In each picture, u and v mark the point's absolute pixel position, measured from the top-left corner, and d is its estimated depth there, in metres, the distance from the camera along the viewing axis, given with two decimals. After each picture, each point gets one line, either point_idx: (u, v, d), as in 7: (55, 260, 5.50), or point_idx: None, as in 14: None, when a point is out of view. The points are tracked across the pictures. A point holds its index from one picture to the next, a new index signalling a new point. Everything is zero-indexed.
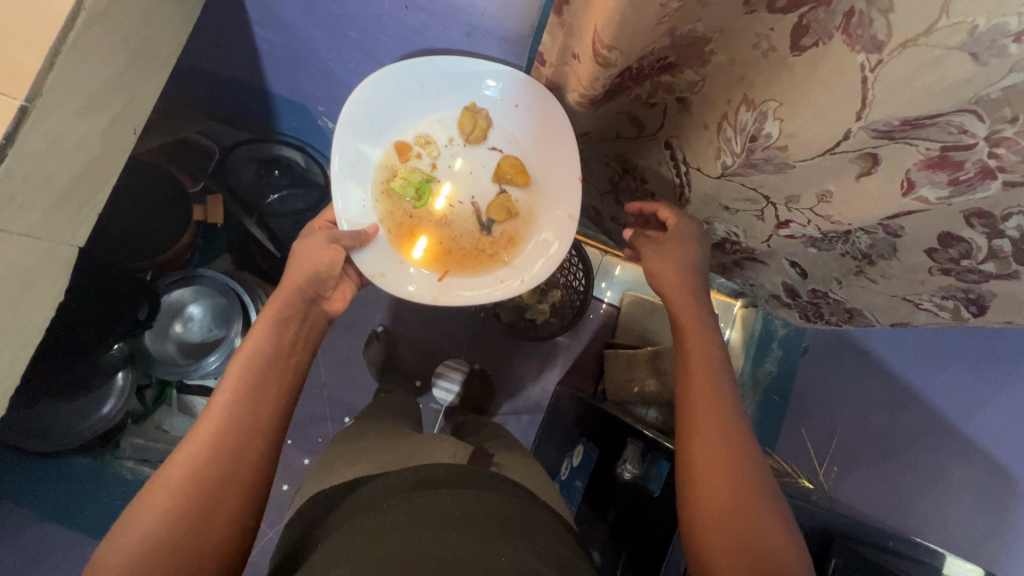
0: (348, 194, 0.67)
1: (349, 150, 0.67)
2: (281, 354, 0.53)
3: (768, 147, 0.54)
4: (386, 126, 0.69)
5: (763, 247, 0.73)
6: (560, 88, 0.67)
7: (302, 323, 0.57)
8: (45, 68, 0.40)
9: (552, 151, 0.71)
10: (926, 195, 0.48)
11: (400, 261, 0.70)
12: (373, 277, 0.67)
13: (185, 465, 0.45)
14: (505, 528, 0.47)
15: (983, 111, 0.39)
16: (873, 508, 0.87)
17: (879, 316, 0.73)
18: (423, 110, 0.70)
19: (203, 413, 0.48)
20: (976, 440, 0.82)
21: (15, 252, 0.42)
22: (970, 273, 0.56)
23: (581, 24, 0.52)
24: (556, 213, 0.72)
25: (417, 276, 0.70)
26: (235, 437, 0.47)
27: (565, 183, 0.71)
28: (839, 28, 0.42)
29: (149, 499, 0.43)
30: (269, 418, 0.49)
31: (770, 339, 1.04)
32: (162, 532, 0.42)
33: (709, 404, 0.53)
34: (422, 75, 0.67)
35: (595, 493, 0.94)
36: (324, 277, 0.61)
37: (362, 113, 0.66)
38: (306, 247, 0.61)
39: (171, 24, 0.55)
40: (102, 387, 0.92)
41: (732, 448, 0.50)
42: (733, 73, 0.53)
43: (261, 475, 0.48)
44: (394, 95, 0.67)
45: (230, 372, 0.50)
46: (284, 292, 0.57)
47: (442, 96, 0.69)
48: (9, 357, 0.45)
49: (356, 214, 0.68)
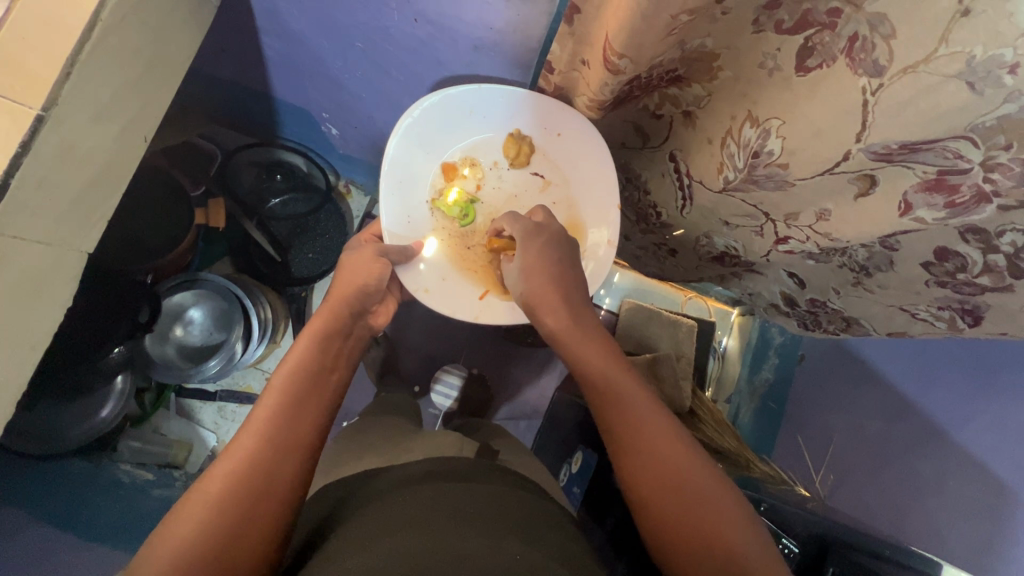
0: (398, 211, 0.73)
1: (401, 168, 0.73)
2: (325, 370, 0.54)
3: (770, 164, 0.55)
4: (436, 147, 0.75)
5: (762, 260, 0.75)
6: (568, 93, 0.69)
7: (345, 339, 0.60)
8: (63, 78, 0.41)
9: (593, 176, 0.74)
10: (923, 217, 0.50)
11: (443, 277, 0.74)
12: (416, 293, 0.71)
13: (223, 478, 0.45)
14: (521, 527, 0.46)
15: (977, 138, 0.41)
16: (867, 515, 0.84)
17: (877, 325, 0.74)
18: (470, 134, 0.75)
19: (244, 425, 0.49)
20: (968, 449, 0.75)
21: (28, 258, 0.43)
22: (965, 286, 0.57)
23: (594, 34, 0.54)
24: (597, 240, 0.74)
25: (460, 294, 0.74)
26: (269, 452, 0.47)
27: (606, 211, 0.73)
28: (842, 52, 0.44)
29: (185, 511, 0.44)
30: (304, 434, 0.49)
31: (768, 346, 1.13)
32: (195, 543, 0.42)
33: (640, 433, 0.50)
34: (470, 101, 0.72)
35: (593, 498, 0.94)
36: (370, 292, 0.65)
37: (415, 135, 0.72)
38: (355, 262, 0.67)
39: (184, 33, 0.56)
40: (101, 390, 0.93)
41: (674, 468, 0.48)
42: (737, 90, 0.56)
43: (298, 492, 0.48)
44: (444, 119, 0.73)
45: (274, 387, 0.51)
46: (331, 304, 0.61)
47: (488, 120, 0.74)
48: (19, 359, 0.45)
49: (401, 229, 0.74)
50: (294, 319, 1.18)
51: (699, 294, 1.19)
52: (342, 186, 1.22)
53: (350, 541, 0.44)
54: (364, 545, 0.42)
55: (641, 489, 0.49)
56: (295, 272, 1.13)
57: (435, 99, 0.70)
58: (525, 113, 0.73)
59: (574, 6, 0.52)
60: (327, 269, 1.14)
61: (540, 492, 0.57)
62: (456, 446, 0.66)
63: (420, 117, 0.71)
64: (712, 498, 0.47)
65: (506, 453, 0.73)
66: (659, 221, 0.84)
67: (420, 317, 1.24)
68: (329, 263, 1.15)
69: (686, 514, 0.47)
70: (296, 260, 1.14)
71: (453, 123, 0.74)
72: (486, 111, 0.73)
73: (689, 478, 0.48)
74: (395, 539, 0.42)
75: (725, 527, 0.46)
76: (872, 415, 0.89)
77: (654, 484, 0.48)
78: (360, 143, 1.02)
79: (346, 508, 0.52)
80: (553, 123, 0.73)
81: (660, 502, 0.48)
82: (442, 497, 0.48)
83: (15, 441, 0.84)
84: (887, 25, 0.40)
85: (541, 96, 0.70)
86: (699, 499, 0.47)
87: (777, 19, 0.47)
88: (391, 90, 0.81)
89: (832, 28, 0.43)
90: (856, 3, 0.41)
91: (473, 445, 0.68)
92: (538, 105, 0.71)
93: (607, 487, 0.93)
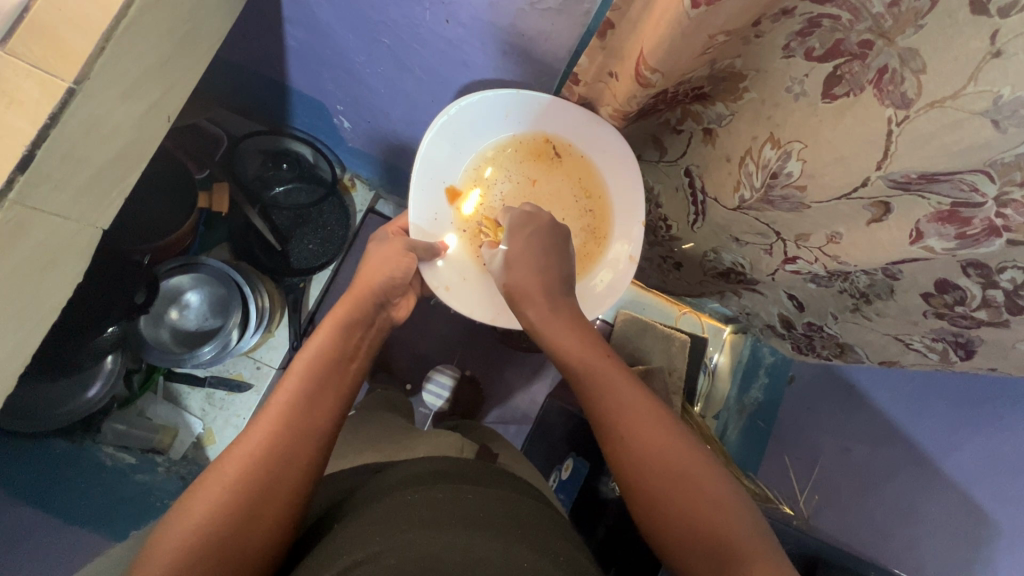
0: (427, 208, 0.74)
1: (430, 169, 0.73)
2: (345, 356, 0.56)
3: (787, 185, 0.57)
4: (466, 148, 0.75)
5: (767, 279, 0.76)
6: (592, 104, 0.70)
7: (367, 329, 0.61)
8: (97, 52, 0.41)
9: (623, 194, 0.75)
10: (933, 245, 0.51)
11: (462, 278, 0.76)
12: (437, 290, 0.73)
13: (240, 460, 0.45)
14: (527, 534, 0.45)
15: (994, 172, 0.42)
16: (850, 537, 0.86)
17: (870, 352, 0.76)
18: (504, 137, 0.76)
19: (263, 409, 0.49)
20: (955, 477, 0.77)
21: (44, 229, 0.42)
22: (962, 319, 0.58)
23: (626, 46, 0.54)
24: (618, 253, 0.76)
25: (477, 298, 0.76)
26: (291, 438, 0.47)
27: (631, 228, 0.75)
28: (871, 82, 0.45)
29: (202, 491, 0.44)
30: (321, 422, 0.50)
31: (758, 366, 1.13)
32: (208, 525, 0.42)
33: (653, 463, 0.50)
34: (508, 107, 0.71)
35: (584, 508, 0.96)
36: (395, 284, 0.66)
37: (448, 132, 0.71)
38: (384, 252, 0.67)
39: (214, 18, 0.56)
40: (89, 369, 0.91)
41: (696, 480, 0.49)
42: (759, 111, 0.57)
43: (312, 480, 0.48)
44: (478, 122, 0.72)
45: (294, 370, 0.52)
46: (356, 295, 0.62)
47: (516, 126, 0.75)
48: (25, 332, 0.44)
49: (426, 224, 0.74)
50: (289, 309, 1.15)
51: (694, 309, 1.20)
52: (347, 179, 1.20)
53: (356, 535, 0.44)
54: (379, 537, 0.42)
55: (658, 502, 0.49)
56: (293, 264, 1.12)
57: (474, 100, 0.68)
58: (553, 126, 0.74)
59: (609, 21, 0.53)
60: (326, 262, 1.14)
61: (536, 494, 0.57)
62: (458, 446, 0.66)
63: (453, 120, 0.70)
64: (737, 522, 0.47)
65: (503, 455, 0.73)
66: (667, 234, 0.85)
67: (417, 312, 1.23)
68: (330, 256, 1.14)
69: (717, 523, 0.46)
70: (296, 251, 1.12)
71: (485, 122, 0.73)
72: (522, 115, 0.73)
73: (704, 484, 0.48)
74: (405, 537, 0.41)
75: (749, 538, 0.46)
76: (861, 438, 0.90)
77: (675, 510, 0.48)
78: (371, 139, 1.02)
79: (353, 499, 0.52)
80: (586, 133, 0.72)
81: (673, 522, 0.48)
82: (455, 499, 0.47)
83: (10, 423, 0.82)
84: (917, 60, 0.41)
85: (581, 109, 0.70)
86: (721, 521, 0.47)
87: (808, 46, 0.48)
88: (411, 88, 0.81)
89: (863, 58, 0.45)
90: (889, 36, 0.42)
91: (473, 448, 0.69)
92: (571, 121, 0.72)
93: (600, 497, 0.95)
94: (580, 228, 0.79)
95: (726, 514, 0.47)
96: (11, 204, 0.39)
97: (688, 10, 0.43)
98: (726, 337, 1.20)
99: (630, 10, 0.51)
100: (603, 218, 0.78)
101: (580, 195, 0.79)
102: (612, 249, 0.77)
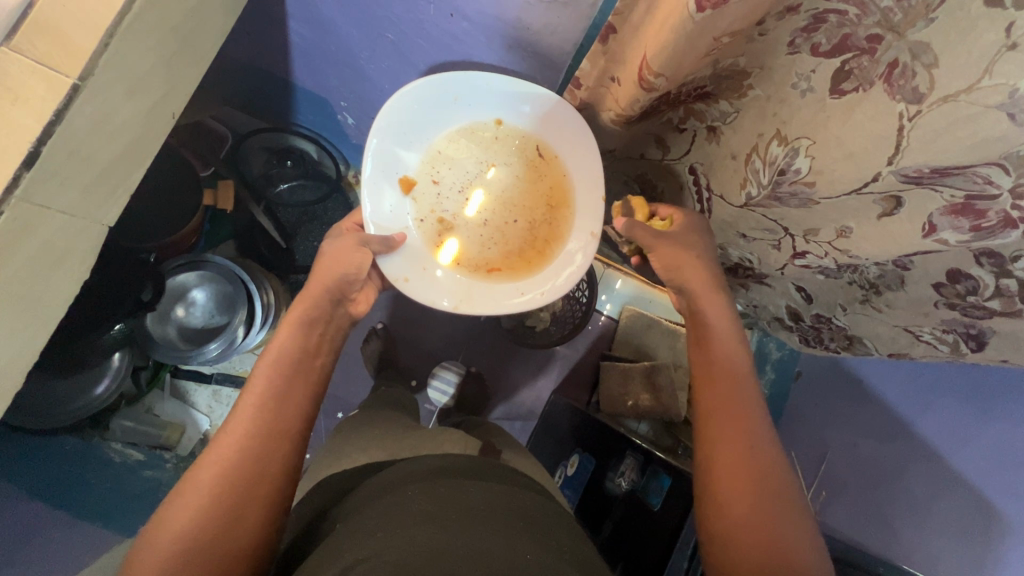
0: (381, 203, 0.67)
1: (380, 159, 0.66)
2: (308, 354, 0.55)
3: (796, 181, 0.56)
4: (419, 136, 0.68)
5: (776, 273, 0.76)
6: (592, 107, 0.69)
7: (328, 325, 0.58)
8: (101, 48, 0.41)
9: (575, 172, 0.69)
10: (946, 238, 0.50)
11: (425, 268, 0.69)
12: (396, 282, 0.65)
13: (217, 466, 0.46)
14: (529, 525, 0.45)
15: (1010, 165, 0.41)
16: (860, 533, 0.86)
17: (879, 345, 0.75)
18: (457, 123, 0.69)
19: (231, 414, 0.49)
20: (965, 474, 0.76)
21: (50, 227, 0.42)
22: (974, 309, 0.58)
23: (628, 54, 0.54)
24: (581, 228, 0.69)
25: (440, 287, 0.69)
26: (264, 440, 0.48)
27: (590, 204, 0.69)
28: (881, 77, 0.45)
29: (181, 499, 0.45)
30: (292, 420, 0.50)
31: (764, 361, 1.14)
32: (192, 530, 0.43)
33: (732, 432, 0.53)
34: (455, 89, 0.66)
35: (592, 502, 0.99)
36: (353, 279, 0.61)
37: (394, 119, 0.65)
38: (335, 251, 0.61)
39: (216, 17, 0.56)
40: (99, 366, 0.91)
41: (755, 457, 0.52)
42: (765, 108, 0.56)
43: (289, 475, 0.49)
44: (428, 107, 0.66)
45: (258, 373, 0.52)
46: (310, 291, 0.58)
47: (473, 108, 0.68)
48: (32, 330, 0.44)
49: (384, 217, 0.67)
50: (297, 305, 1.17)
51: None
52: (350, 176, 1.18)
53: (360, 532, 0.44)
54: (394, 529, 0.42)
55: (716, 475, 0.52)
56: (298, 261, 1.12)
57: (418, 87, 0.63)
58: (510, 105, 0.68)
59: (611, 25, 0.53)
60: None
61: (539, 489, 0.57)
62: (462, 442, 0.66)
63: (399, 106, 0.64)
64: (780, 502, 0.50)
65: (507, 451, 0.72)
66: None
67: (422, 308, 1.23)
68: None
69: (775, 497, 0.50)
70: (301, 247, 1.12)
71: (436, 108, 0.67)
72: (476, 97, 0.67)
73: (764, 464, 0.51)
74: (404, 532, 0.42)
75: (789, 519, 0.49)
76: (868, 433, 0.90)
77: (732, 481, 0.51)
78: None
79: (352, 498, 0.52)
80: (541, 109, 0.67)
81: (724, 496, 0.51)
82: (464, 493, 0.48)
83: (18, 416, 0.81)
84: (929, 54, 0.40)
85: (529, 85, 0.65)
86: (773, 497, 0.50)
87: (814, 41, 0.47)
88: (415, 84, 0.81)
89: (872, 53, 0.44)
90: (899, 30, 0.42)
91: (477, 443, 0.67)
92: (527, 100, 0.66)
93: (608, 493, 0.97)
94: (540, 212, 0.72)
95: (776, 492, 0.50)
96: (16, 200, 0.39)
97: (692, 17, 0.42)
98: None
99: (632, 15, 0.51)
100: (565, 194, 0.71)
101: (535, 175, 0.72)
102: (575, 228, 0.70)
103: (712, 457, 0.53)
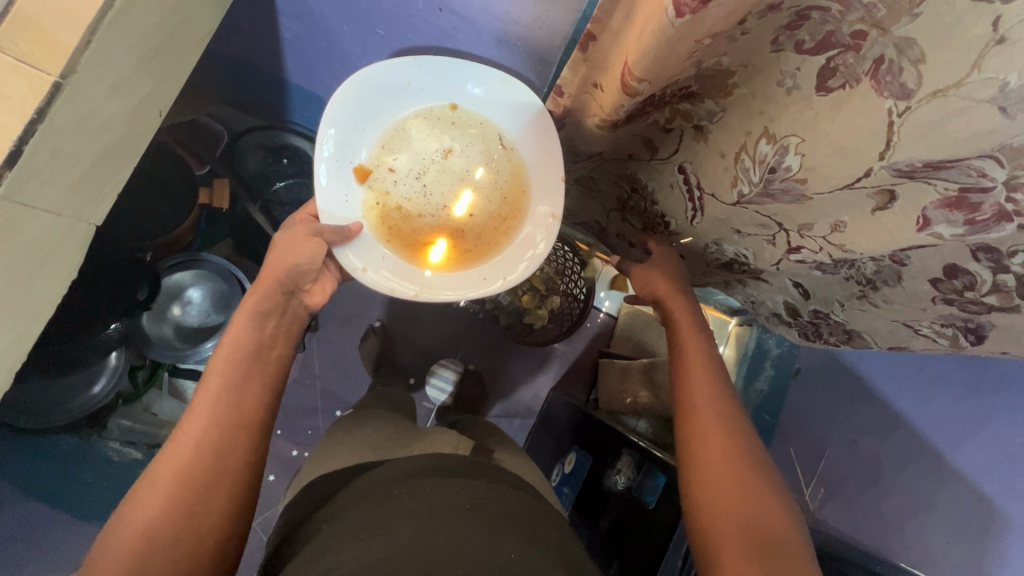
0: (336, 191, 0.66)
1: (332, 147, 0.64)
2: (263, 347, 0.56)
3: (786, 179, 0.55)
4: (372, 123, 0.66)
5: (771, 268, 0.75)
6: (576, 114, 0.68)
7: (283, 317, 0.60)
8: (83, 46, 0.41)
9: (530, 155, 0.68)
10: (941, 232, 0.50)
11: (384, 256, 0.68)
12: (353, 271, 0.64)
13: (176, 462, 0.46)
14: (516, 522, 0.45)
15: (1003, 157, 0.40)
16: (860, 532, 0.86)
17: (878, 339, 0.75)
18: (409, 109, 0.67)
19: (189, 411, 0.50)
20: (965, 469, 0.78)
21: (36, 227, 0.42)
22: (972, 305, 0.57)
23: (610, 59, 0.54)
24: (541, 211, 0.69)
25: (399, 275, 0.67)
26: (224, 433, 0.49)
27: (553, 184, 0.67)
28: (866, 73, 0.44)
29: (141, 499, 0.45)
30: (251, 413, 0.51)
31: (763, 358, 1.07)
32: (154, 527, 0.44)
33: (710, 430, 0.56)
34: (405, 73, 0.64)
35: (589, 500, 0.98)
36: (305, 271, 0.61)
37: (345, 108, 0.63)
38: (288, 238, 0.62)
39: (201, 17, 0.55)
40: (95, 365, 0.89)
41: (735, 457, 0.54)
42: (752, 107, 0.56)
43: (253, 467, 0.50)
44: (379, 94, 0.64)
45: (213, 368, 0.52)
46: (264, 282, 0.59)
47: (427, 95, 0.67)
48: (19, 331, 0.44)
49: (339, 208, 0.66)
50: None
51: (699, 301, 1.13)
52: None
53: (344, 535, 0.43)
54: (376, 531, 0.42)
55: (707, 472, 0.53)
56: None
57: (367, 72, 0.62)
58: (463, 90, 0.66)
59: (591, 33, 0.53)
60: None
61: (522, 484, 0.56)
62: (454, 443, 0.63)
63: (348, 94, 0.62)
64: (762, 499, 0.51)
65: (500, 450, 0.71)
66: (666, 230, 0.84)
67: (420, 306, 1.23)
68: None
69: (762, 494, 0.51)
70: None
71: (388, 96, 0.65)
72: (427, 82, 0.66)
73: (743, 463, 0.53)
74: (388, 535, 0.41)
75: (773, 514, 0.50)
76: (867, 430, 0.89)
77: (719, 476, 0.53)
78: None
79: (339, 499, 0.52)
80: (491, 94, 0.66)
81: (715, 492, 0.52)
82: (447, 490, 0.47)
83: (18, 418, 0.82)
84: (915, 49, 0.40)
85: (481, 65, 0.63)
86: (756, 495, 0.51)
87: (798, 39, 0.47)
88: None
89: (857, 49, 0.44)
90: (884, 26, 0.41)
91: (469, 443, 0.65)
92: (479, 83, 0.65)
93: (604, 490, 0.96)
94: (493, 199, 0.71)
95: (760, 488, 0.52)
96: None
97: (671, 21, 0.41)
98: (731, 329, 1.12)
99: (611, 22, 0.51)
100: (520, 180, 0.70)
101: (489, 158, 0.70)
102: (533, 210, 0.69)
103: (699, 457, 0.55)
